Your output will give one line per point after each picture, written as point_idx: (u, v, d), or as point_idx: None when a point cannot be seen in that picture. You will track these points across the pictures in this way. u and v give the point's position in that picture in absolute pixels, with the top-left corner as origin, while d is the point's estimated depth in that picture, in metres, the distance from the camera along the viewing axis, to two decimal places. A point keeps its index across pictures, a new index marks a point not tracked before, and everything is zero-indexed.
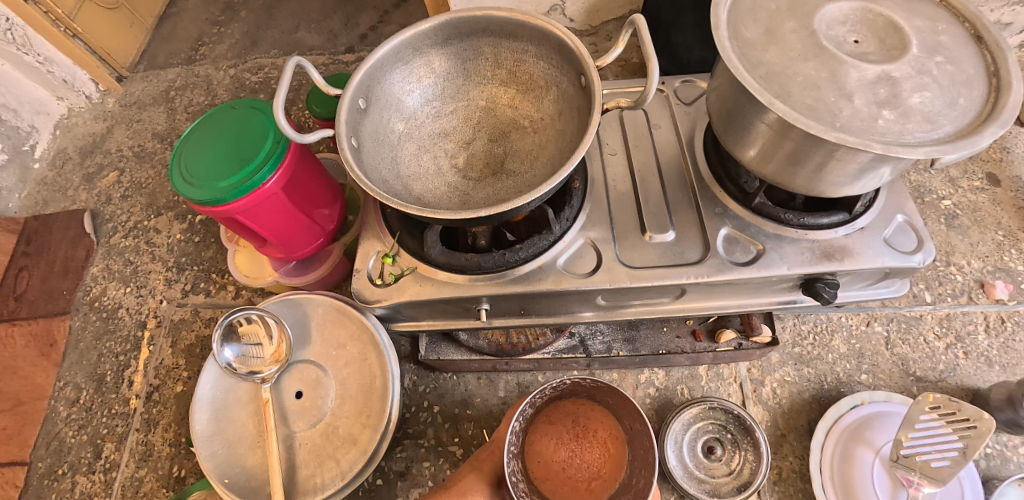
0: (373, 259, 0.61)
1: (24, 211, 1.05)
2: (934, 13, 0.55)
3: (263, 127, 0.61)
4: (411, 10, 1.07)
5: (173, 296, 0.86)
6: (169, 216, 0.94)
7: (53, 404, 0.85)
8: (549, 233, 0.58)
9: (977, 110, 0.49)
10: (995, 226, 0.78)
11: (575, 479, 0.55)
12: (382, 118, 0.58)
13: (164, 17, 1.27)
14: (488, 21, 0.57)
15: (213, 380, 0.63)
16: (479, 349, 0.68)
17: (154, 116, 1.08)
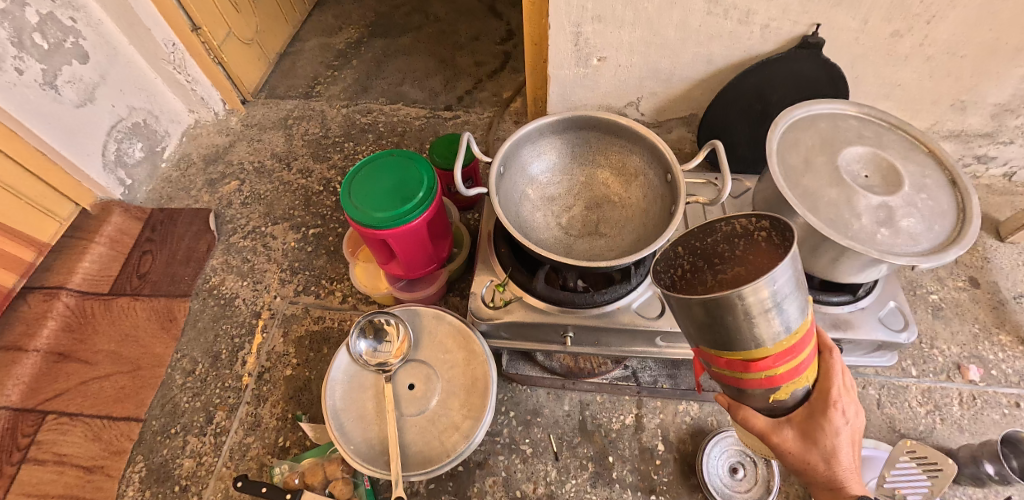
0: (486, 286, 0.79)
1: (149, 202, 1.22)
2: (924, 160, 0.75)
3: (418, 174, 0.77)
4: (502, 82, 1.31)
5: (286, 294, 1.03)
6: (285, 226, 1.12)
7: (170, 372, 0.98)
8: (628, 283, 0.77)
9: (948, 235, 0.68)
10: (970, 320, 0.98)
11: None
12: (513, 181, 0.77)
13: (283, 54, 1.50)
14: (602, 122, 0.77)
15: (343, 366, 0.78)
16: (553, 369, 0.87)
17: (273, 138, 1.28)
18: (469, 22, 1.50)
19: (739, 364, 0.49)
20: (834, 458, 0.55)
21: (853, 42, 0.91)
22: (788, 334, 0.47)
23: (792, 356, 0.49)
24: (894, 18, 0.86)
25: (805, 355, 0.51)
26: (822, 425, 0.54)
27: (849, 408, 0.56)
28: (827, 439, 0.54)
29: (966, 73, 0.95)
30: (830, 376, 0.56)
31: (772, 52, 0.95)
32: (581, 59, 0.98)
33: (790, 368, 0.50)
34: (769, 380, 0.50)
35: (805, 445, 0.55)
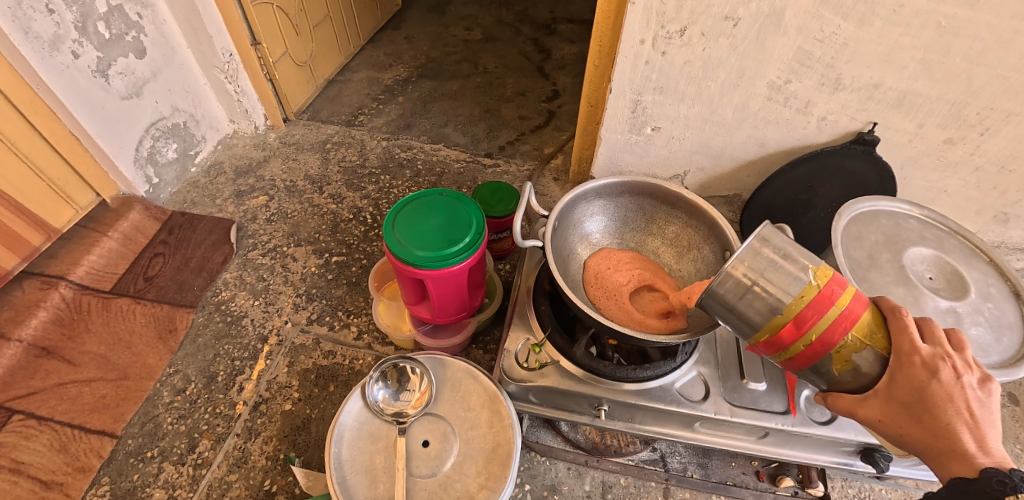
0: (521, 345, 0.76)
1: (171, 205, 1.18)
2: (985, 269, 0.73)
3: (468, 217, 0.75)
4: (544, 136, 1.33)
5: (298, 321, 0.97)
6: (308, 249, 1.09)
7: (159, 387, 0.90)
8: (673, 360, 0.72)
9: (1017, 349, 0.65)
10: (1013, 442, 0.93)
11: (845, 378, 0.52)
12: (564, 237, 0.76)
13: (331, 81, 1.53)
14: (661, 190, 0.76)
15: (355, 411, 0.72)
16: (576, 442, 0.81)
17: (308, 160, 1.27)
18: (517, 77, 1.55)
19: (772, 341, 0.53)
20: (944, 424, 0.44)
21: (907, 144, 0.92)
22: (800, 294, 0.50)
23: (815, 315, 0.50)
24: (950, 125, 0.87)
25: (839, 311, 0.50)
26: (906, 385, 0.47)
27: (946, 363, 0.46)
28: (916, 404, 0.46)
29: (1015, 187, 0.95)
30: (905, 332, 0.49)
31: (824, 144, 0.96)
32: (635, 126, 1.01)
33: (824, 328, 0.50)
34: (810, 349, 0.51)
35: (897, 415, 0.47)
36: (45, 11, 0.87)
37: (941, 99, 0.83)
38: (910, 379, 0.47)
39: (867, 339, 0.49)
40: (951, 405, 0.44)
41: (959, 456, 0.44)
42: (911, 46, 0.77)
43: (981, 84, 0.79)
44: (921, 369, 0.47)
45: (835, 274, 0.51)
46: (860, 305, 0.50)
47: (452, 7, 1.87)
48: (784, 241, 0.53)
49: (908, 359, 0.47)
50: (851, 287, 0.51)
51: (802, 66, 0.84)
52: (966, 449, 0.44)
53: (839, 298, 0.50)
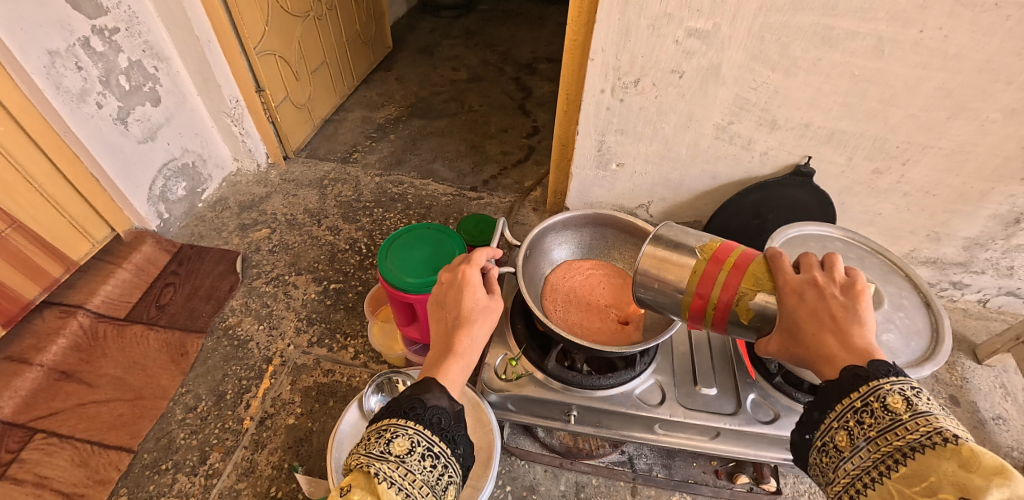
0: (500, 359, 0.86)
1: (179, 237, 1.28)
2: (901, 283, 0.84)
3: (451, 247, 0.85)
4: (524, 171, 1.46)
5: (300, 343, 1.07)
6: (308, 277, 1.18)
7: (171, 406, 0.98)
8: (633, 369, 0.83)
9: (925, 351, 0.75)
10: None
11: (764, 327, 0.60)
12: (535, 265, 0.88)
13: (328, 120, 1.65)
14: (619, 222, 0.89)
15: (353, 420, 0.81)
16: (552, 446, 0.90)
17: (307, 195, 1.38)
18: (500, 115, 1.68)
19: (692, 312, 0.67)
20: (810, 336, 0.52)
21: (840, 175, 1.05)
22: (691, 271, 0.65)
23: (708, 284, 0.64)
24: (875, 158, 0.99)
25: (724, 274, 0.63)
26: (784, 313, 0.55)
27: (811, 287, 0.54)
28: (793, 327, 0.54)
29: (940, 210, 1.06)
30: (780, 270, 0.58)
31: (768, 176, 1.09)
32: (602, 162, 1.14)
33: (719, 291, 0.63)
34: (718, 310, 0.63)
35: (790, 341, 0.55)
36: (75, 68, 0.98)
37: (864, 135, 0.96)
38: (785, 305, 0.55)
39: (755, 288, 0.60)
40: (812, 319, 0.52)
41: (826, 361, 0.50)
42: (833, 92, 0.90)
43: (895, 122, 0.92)
44: (795, 296, 0.55)
45: (720, 247, 0.65)
46: (744, 262, 0.62)
47: (440, 49, 2.02)
48: (677, 234, 0.70)
49: (783, 291, 0.56)
50: (734, 253, 0.64)
51: (742, 109, 0.97)
52: (830, 353, 0.50)
53: (722, 265, 0.63)
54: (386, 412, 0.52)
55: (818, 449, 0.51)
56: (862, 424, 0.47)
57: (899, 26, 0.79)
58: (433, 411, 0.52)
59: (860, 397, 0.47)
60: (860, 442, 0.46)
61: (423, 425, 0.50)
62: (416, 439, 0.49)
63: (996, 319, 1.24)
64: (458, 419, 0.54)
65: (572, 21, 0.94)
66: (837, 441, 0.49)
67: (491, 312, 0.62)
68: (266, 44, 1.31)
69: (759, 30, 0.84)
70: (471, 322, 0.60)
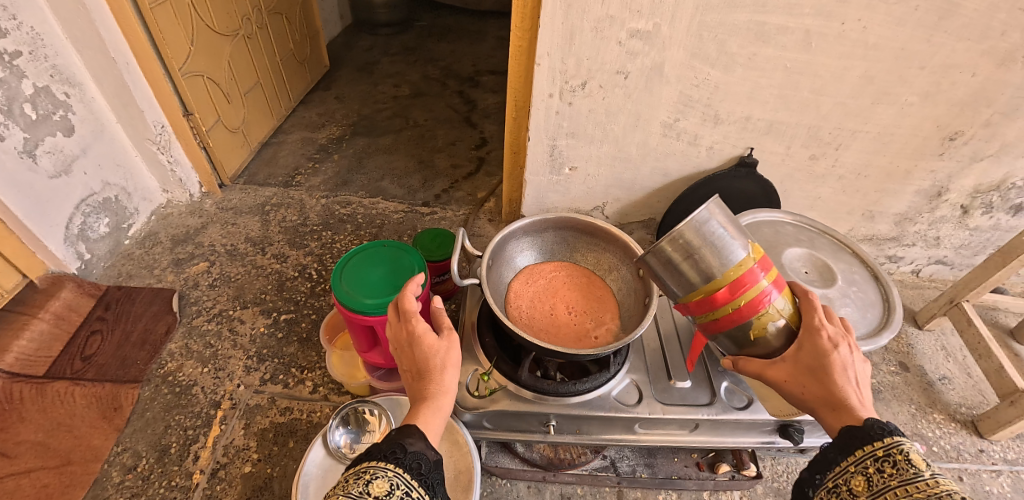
0: (470, 376, 0.82)
1: (105, 279, 1.16)
2: (851, 259, 0.88)
3: (410, 263, 0.81)
4: (477, 182, 1.44)
5: (251, 382, 0.98)
6: (255, 310, 1.10)
7: (106, 468, 0.87)
8: (608, 371, 0.81)
9: (880, 320, 0.79)
10: (906, 403, 1.09)
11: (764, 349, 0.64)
12: (499, 273, 0.85)
13: (265, 144, 1.56)
14: (579, 223, 0.88)
15: (318, 459, 0.75)
16: (533, 460, 0.86)
17: (248, 223, 1.29)
18: (446, 128, 1.66)
19: (705, 303, 0.64)
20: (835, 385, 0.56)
21: (779, 165, 1.09)
22: (737, 264, 0.62)
23: (746, 285, 0.63)
24: (811, 145, 1.04)
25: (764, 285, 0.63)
26: (813, 354, 0.59)
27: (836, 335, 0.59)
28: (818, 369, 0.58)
29: (873, 190, 1.13)
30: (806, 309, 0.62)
31: (715, 169, 1.12)
32: (554, 167, 1.14)
33: (739, 304, 0.63)
34: (736, 312, 0.63)
35: (802, 377, 0.59)
36: None
37: (800, 124, 1.00)
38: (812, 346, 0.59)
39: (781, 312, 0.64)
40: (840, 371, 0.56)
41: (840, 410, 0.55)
42: (769, 86, 0.94)
43: (827, 111, 0.97)
44: (827, 342, 0.59)
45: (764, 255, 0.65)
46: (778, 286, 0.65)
47: (379, 66, 1.98)
48: (725, 216, 0.65)
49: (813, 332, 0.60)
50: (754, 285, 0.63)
51: (686, 106, 0.99)
52: (848, 404, 0.55)
53: (763, 275, 0.63)
54: (364, 457, 0.47)
55: (827, 491, 0.51)
56: (881, 472, 0.47)
57: (824, 19, 0.83)
58: (414, 455, 0.47)
59: (882, 447, 0.48)
60: (880, 489, 0.46)
61: (403, 468, 0.46)
62: (395, 483, 0.44)
63: (929, 286, 1.33)
64: (438, 465, 0.49)
65: (515, 27, 0.93)
66: (853, 486, 0.49)
67: (453, 347, 0.58)
68: (192, 65, 1.23)
69: (697, 28, 0.87)
70: (437, 366, 0.56)
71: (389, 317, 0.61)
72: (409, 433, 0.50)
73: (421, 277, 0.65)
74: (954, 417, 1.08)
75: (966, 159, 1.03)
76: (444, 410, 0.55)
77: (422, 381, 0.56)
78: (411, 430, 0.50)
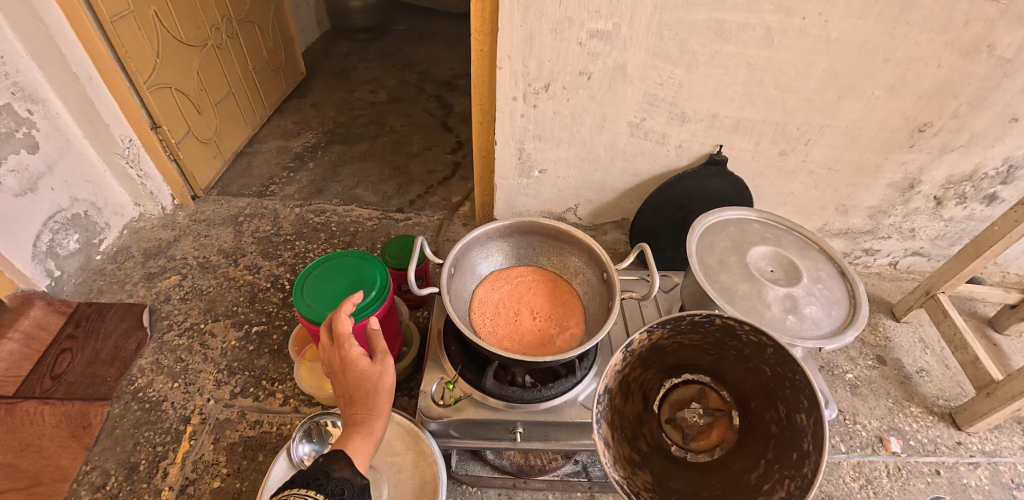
0: (436, 384, 0.81)
1: (76, 295, 1.15)
2: (818, 256, 0.88)
3: (371, 273, 0.81)
4: (452, 187, 1.43)
5: (221, 397, 0.97)
6: (226, 323, 1.09)
7: (75, 488, 0.86)
8: (574, 376, 0.81)
9: (845, 317, 0.79)
10: (882, 397, 1.09)
11: None
12: (463, 280, 0.84)
13: (240, 153, 1.55)
14: (544, 227, 0.87)
15: (282, 473, 0.74)
16: (503, 468, 0.86)
17: (221, 234, 1.28)
18: (423, 133, 1.65)
19: None
20: None
21: (749, 162, 1.09)
22: None
23: None
24: (779, 141, 1.04)
25: None
26: None
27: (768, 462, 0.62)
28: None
29: (843, 184, 1.12)
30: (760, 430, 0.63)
31: (686, 168, 1.11)
32: (524, 171, 1.13)
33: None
34: None
35: None
36: None
37: (767, 120, 1.00)
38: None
39: None
40: None
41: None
42: (731, 83, 0.94)
43: (792, 106, 0.97)
44: None
45: None
46: None
47: (356, 72, 1.97)
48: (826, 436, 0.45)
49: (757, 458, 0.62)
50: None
51: (652, 106, 0.99)
52: None
53: None
54: (287, 483, 0.47)
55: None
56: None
57: (783, 15, 0.83)
58: (337, 481, 0.48)
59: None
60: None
61: (325, 494, 0.46)
62: None
63: (907, 278, 1.33)
64: (363, 491, 0.49)
65: (475, 31, 0.93)
66: None
67: (389, 371, 0.58)
68: (158, 78, 1.22)
69: (656, 27, 0.86)
70: (370, 391, 0.56)
71: (323, 339, 0.61)
72: (335, 459, 0.49)
73: (357, 298, 0.66)
74: (931, 409, 1.08)
75: (936, 150, 1.03)
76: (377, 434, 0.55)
77: (352, 407, 0.56)
78: (338, 455, 0.50)
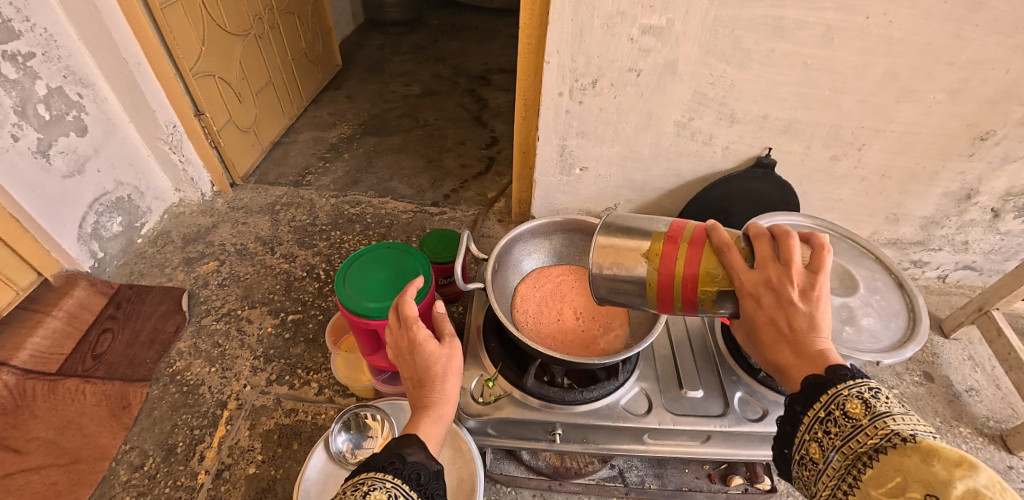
0: (475, 381, 0.80)
1: (118, 277, 1.17)
2: (874, 265, 0.84)
3: (413, 266, 0.80)
4: (486, 182, 1.42)
5: (257, 383, 0.98)
6: (262, 310, 1.10)
7: (114, 466, 0.88)
8: (616, 379, 0.79)
9: (904, 330, 0.76)
10: (930, 416, 1.04)
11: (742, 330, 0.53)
12: (505, 277, 0.83)
13: (277, 143, 1.57)
14: (588, 225, 0.86)
15: (320, 464, 0.74)
16: (538, 469, 0.85)
17: (258, 222, 1.30)
18: (456, 128, 1.64)
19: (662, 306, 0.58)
20: (772, 350, 0.48)
21: (798, 166, 1.05)
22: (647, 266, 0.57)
23: (669, 261, 0.56)
24: (831, 145, 1.00)
25: (681, 260, 0.55)
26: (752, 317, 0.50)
27: (768, 286, 0.48)
28: (755, 333, 0.50)
29: (895, 192, 1.08)
30: (732, 263, 0.51)
31: (731, 170, 1.08)
32: (564, 168, 1.12)
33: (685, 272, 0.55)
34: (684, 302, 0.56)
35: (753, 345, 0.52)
36: None
37: (820, 123, 0.96)
38: (744, 307, 0.51)
39: (716, 283, 0.54)
40: (768, 327, 0.48)
41: (785, 374, 0.48)
42: (786, 83, 0.90)
43: (848, 109, 0.93)
44: (753, 296, 0.49)
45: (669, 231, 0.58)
46: (686, 240, 0.56)
47: (389, 65, 1.97)
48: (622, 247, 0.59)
49: (741, 292, 0.51)
50: (686, 230, 0.57)
51: (700, 105, 0.96)
52: (790, 366, 0.47)
53: (677, 249, 0.56)
54: (361, 467, 0.46)
55: (792, 465, 0.48)
56: (828, 433, 0.43)
57: (845, 13, 0.79)
58: (413, 466, 0.46)
59: (820, 405, 0.44)
60: (831, 454, 0.43)
61: (402, 479, 0.44)
62: (395, 493, 0.43)
63: (956, 293, 1.28)
64: (437, 477, 0.48)
65: (523, 24, 0.91)
66: (809, 454, 0.45)
67: (456, 355, 0.57)
68: (202, 65, 1.23)
69: (711, 24, 0.83)
70: (438, 374, 0.55)
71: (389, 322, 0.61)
72: (408, 443, 0.48)
73: (420, 282, 0.65)
74: (981, 430, 1.03)
75: (998, 160, 0.98)
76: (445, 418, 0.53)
77: (419, 391, 0.55)
78: (411, 439, 0.49)
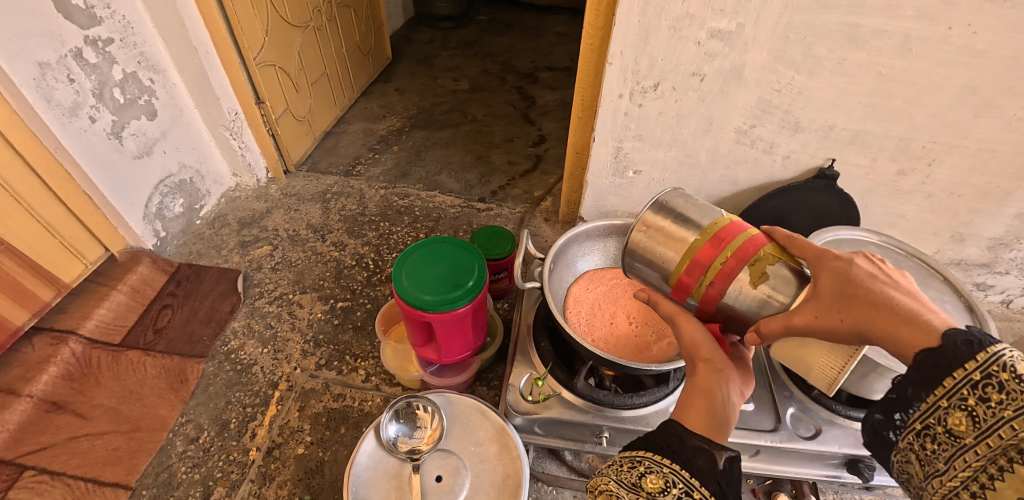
0: (525, 379, 0.81)
1: (177, 256, 1.22)
2: (941, 287, 0.80)
3: (469, 263, 0.81)
4: (533, 180, 1.42)
5: (307, 366, 1.01)
6: (313, 296, 1.13)
7: (171, 437, 0.92)
8: (666, 386, 0.78)
9: None
10: None
11: (806, 306, 0.46)
12: (560, 277, 0.84)
13: (328, 133, 1.61)
14: None
15: (369, 450, 0.75)
16: (581, 471, 0.85)
17: (309, 209, 1.33)
18: (503, 124, 1.65)
19: (693, 272, 0.55)
20: (871, 303, 0.41)
21: (862, 179, 1.01)
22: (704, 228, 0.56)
23: (728, 231, 0.54)
24: (899, 158, 0.96)
25: (743, 235, 0.54)
26: (842, 278, 0.44)
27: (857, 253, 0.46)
28: (854, 289, 0.43)
29: (964, 210, 1.03)
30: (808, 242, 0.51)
31: (790, 180, 1.05)
32: (617, 170, 1.11)
33: (726, 257, 0.53)
34: (724, 269, 0.53)
35: (834, 310, 0.44)
36: (66, 80, 0.93)
37: (889, 136, 0.92)
38: (828, 274, 0.46)
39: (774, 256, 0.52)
40: (864, 282, 0.42)
41: (909, 327, 0.38)
42: (857, 93, 0.87)
43: (920, 122, 0.89)
44: (839, 261, 0.46)
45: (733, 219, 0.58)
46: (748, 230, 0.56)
47: (439, 59, 1.99)
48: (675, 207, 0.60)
49: (825, 261, 0.47)
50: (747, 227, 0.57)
51: (763, 112, 0.94)
52: (903, 318, 0.39)
53: (739, 228, 0.55)
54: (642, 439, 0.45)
55: (916, 434, 0.39)
56: (984, 401, 0.34)
57: (926, 23, 0.76)
58: (693, 450, 0.42)
59: (977, 368, 0.34)
60: (988, 425, 0.34)
61: (680, 462, 0.41)
62: (671, 478, 0.41)
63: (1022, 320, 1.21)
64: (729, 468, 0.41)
65: (587, 24, 0.91)
66: (950, 424, 0.36)
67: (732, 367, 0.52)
68: (265, 55, 1.27)
69: (783, 30, 0.81)
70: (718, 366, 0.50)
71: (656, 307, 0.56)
72: None
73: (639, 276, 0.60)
74: None
75: None
76: (734, 400, 0.47)
77: (692, 369, 0.50)
78: None
